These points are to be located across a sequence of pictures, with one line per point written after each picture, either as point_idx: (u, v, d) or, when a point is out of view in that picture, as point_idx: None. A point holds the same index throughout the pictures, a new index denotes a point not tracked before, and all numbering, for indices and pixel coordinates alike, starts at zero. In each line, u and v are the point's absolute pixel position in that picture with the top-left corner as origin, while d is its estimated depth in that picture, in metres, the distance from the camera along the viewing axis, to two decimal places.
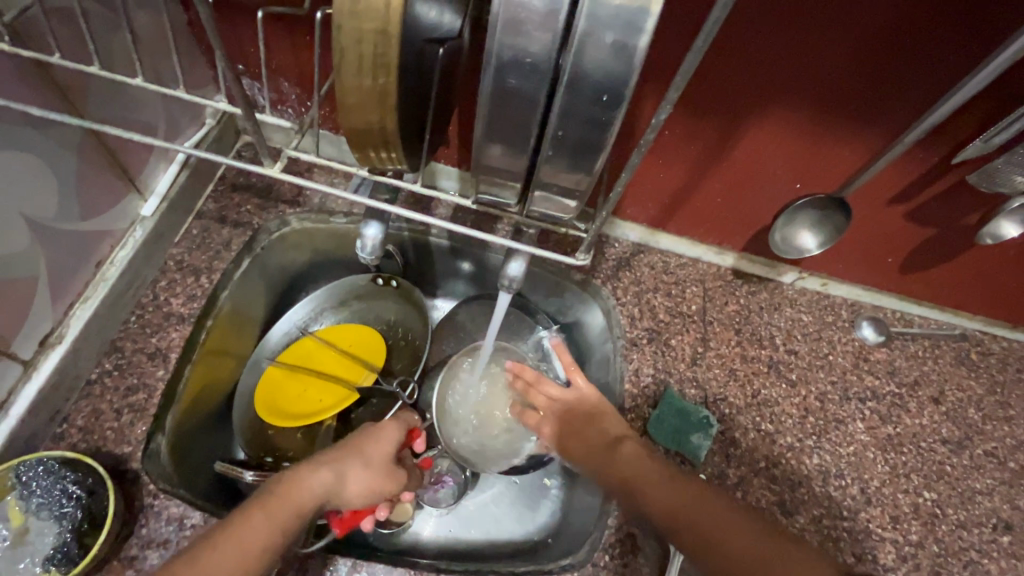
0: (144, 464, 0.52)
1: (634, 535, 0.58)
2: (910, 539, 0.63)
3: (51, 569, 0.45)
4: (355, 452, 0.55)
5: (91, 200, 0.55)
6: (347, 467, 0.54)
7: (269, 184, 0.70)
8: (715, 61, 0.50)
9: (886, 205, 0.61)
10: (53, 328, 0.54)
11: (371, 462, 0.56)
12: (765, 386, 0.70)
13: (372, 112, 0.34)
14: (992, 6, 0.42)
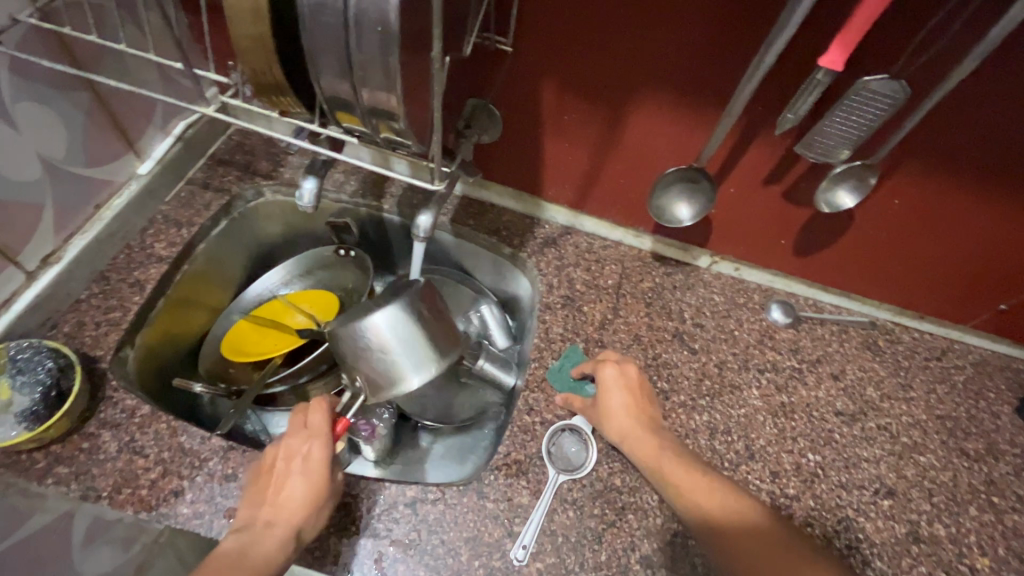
0: (110, 365, 0.64)
1: (520, 461, 0.65)
2: (787, 492, 0.68)
3: (24, 424, 0.57)
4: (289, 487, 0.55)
5: (95, 152, 0.69)
6: (295, 507, 0.53)
7: (249, 161, 0.84)
8: (587, 51, 0.62)
9: (763, 186, 0.70)
10: (54, 250, 0.67)
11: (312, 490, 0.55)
12: (666, 350, 0.78)
13: (261, 60, 0.42)
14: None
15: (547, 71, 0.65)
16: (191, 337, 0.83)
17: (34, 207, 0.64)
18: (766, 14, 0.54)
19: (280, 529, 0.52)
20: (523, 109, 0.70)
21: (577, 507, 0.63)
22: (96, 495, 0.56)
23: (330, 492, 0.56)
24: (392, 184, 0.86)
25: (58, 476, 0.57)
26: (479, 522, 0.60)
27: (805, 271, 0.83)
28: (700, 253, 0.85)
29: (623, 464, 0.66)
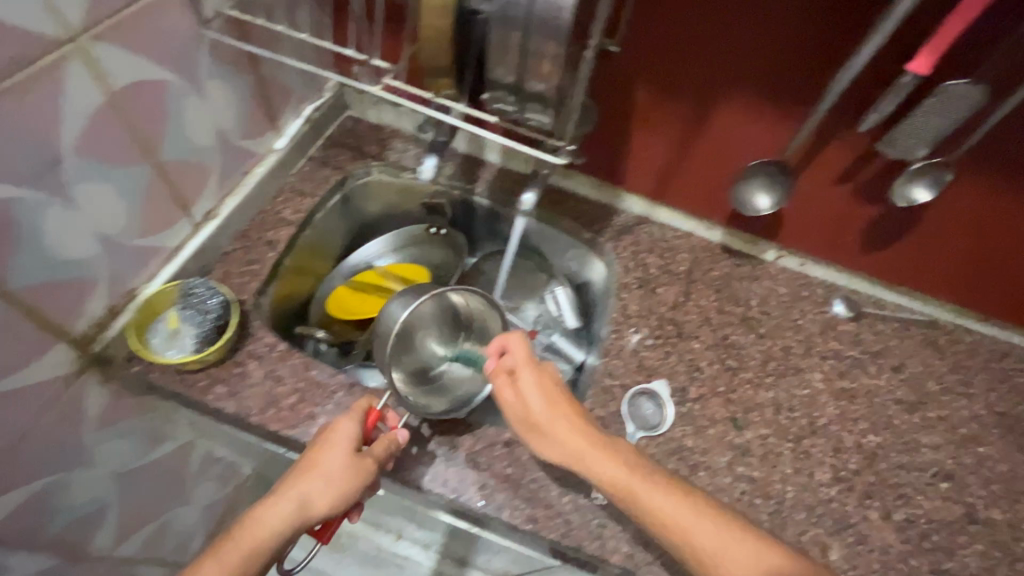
0: (253, 307, 0.75)
1: (602, 417, 0.72)
2: (849, 467, 0.73)
3: (199, 346, 0.68)
4: (312, 468, 0.59)
5: (250, 125, 0.78)
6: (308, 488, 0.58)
7: (360, 144, 0.94)
8: (682, 56, 0.69)
9: (837, 184, 0.75)
10: (213, 206, 0.76)
11: (330, 474, 0.59)
12: (734, 332, 0.83)
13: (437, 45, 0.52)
14: (868, 10, 0.59)
15: (643, 72, 0.73)
16: (297, 299, 0.89)
17: (204, 168, 0.71)
18: (852, 23, 0.61)
19: (288, 499, 0.57)
20: (617, 105, 0.78)
21: (654, 460, 0.69)
22: (247, 412, 0.67)
23: (350, 478, 0.59)
24: (483, 170, 0.96)
25: (216, 393, 0.67)
26: (567, 465, 0.68)
27: (869, 267, 0.87)
28: (768, 247, 0.90)
29: (694, 428, 0.73)
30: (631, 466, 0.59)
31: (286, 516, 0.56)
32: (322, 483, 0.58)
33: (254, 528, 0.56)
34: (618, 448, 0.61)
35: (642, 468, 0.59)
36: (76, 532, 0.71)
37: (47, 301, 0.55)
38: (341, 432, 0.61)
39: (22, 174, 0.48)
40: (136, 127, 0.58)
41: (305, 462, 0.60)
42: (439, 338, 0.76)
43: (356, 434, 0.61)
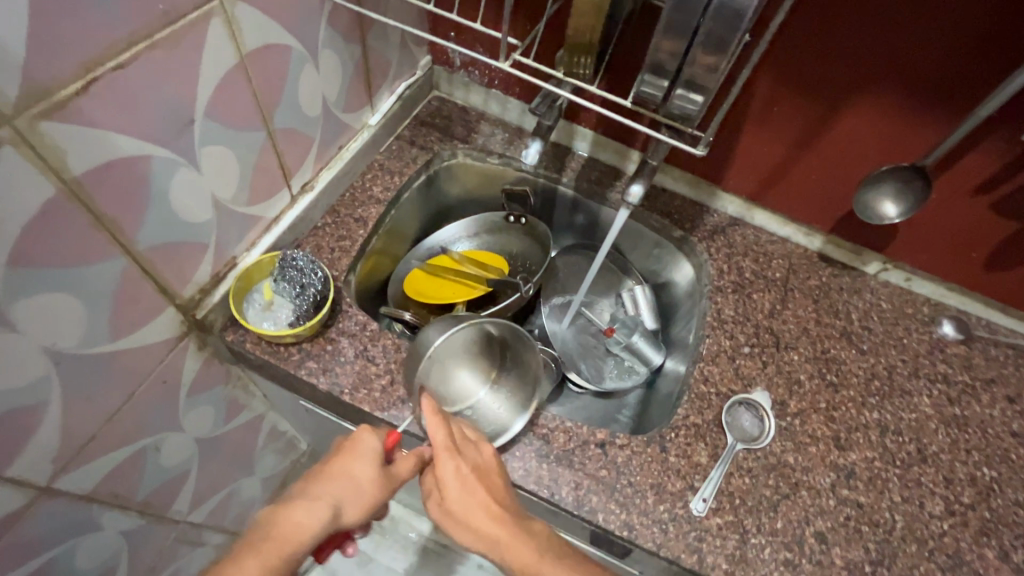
0: (343, 284, 0.74)
1: (697, 425, 0.70)
2: (962, 500, 0.68)
3: (296, 319, 0.67)
4: (342, 476, 0.58)
5: (352, 98, 0.76)
6: (341, 493, 0.57)
7: (448, 125, 0.92)
8: (821, 48, 0.65)
9: (971, 194, 0.70)
10: (310, 178, 0.75)
11: (359, 482, 0.58)
12: (834, 346, 0.78)
13: (590, 20, 0.52)
14: None
15: (773, 64, 0.68)
16: (377, 280, 0.88)
17: (308, 139, 0.70)
18: None
19: (321, 506, 0.55)
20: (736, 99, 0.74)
21: (753, 475, 0.66)
22: (340, 390, 0.66)
23: (383, 487, 0.59)
24: (570, 159, 0.91)
25: (308, 368, 0.66)
26: (662, 472, 0.66)
27: (987, 287, 0.79)
28: (872, 259, 0.84)
29: (795, 444, 0.69)
30: (530, 552, 0.54)
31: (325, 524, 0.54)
32: (353, 491, 0.57)
33: (282, 538, 0.52)
34: (530, 525, 0.56)
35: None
36: (162, 496, 0.71)
37: (162, 266, 0.54)
38: (368, 443, 0.59)
39: (161, 133, 0.47)
40: (258, 92, 0.57)
41: (329, 474, 0.57)
42: (470, 367, 0.73)
43: (382, 447, 0.60)
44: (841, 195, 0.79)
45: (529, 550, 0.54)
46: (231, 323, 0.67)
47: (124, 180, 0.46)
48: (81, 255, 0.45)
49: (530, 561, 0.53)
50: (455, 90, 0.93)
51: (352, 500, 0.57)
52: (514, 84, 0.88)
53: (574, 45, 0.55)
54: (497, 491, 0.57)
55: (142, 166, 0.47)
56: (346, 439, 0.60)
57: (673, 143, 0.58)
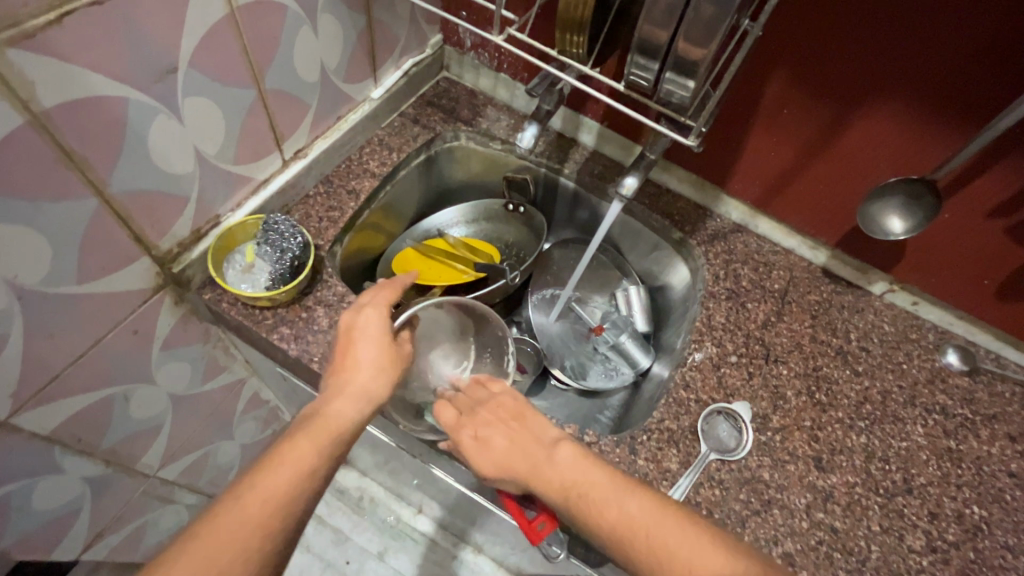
0: (326, 254, 0.73)
1: (672, 430, 0.67)
2: (946, 537, 0.64)
3: (272, 283, 0.66)
4: (360, 335, 0.57)
5: (352, 69, 0.75)
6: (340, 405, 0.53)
7: (453, 107, 0.90)
8: (835, 49, 0.62)
9: (986, 216, 0.66)
10: (304, 145, 0.74)
11: (365, 330, 0.57)
12: (827, 365, 0.75)
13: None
14: None
15: (784, 63, 0.66)
16: (369, 256, 0.86)
17: (303, 105, 0.70)
18: None
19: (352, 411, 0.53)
20: (742, 95, 0.71)
21: (724, 487, 0.64)
22: (309, 358, 0.66)
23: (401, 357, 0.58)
24: (575, 152, 0.88)
25: (281, 333, 0.67)
26: (628, 475, 0.64)
27: (999, 319, 0.75)
28: (878, 279, 0.80)
29: (773, 461, 0.66)
30: (583, 471, 0.51)
31: (379, 387, 0.55)
32: (369, 368, 0.55)
33: (334, 417, 0.52)
34: (555, 450, 0.53)
35: (595, 466, 0.51)
36: (130, 447, 0.72)
37: (138, 214, 0.55)
38: (382, 292, 0.60)
39: (137, 77, 0.48)
40: (249, 49, 0.58)
41: (382, 302, 0.59)
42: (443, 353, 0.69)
43: (381, 326, 0.58)
44: (849, 207, 0.75)
45: (564, 473, 0.51)
46: (210, 282, 0.67)
47: (95, 119, 0.47)
48: (48, 188, 0.46)
49: (563, 487, 0.51)
50: (464, 72, 0.91)
51: (377, 355, 0.56)
52: (523, 70, 0.85)
53: (566, 25, 0.55)
54: (537, 428, 0.57)
55: (117, 108, 0.48)
56: (350, 321, 0.57)
57: (665, 133, 0.57)
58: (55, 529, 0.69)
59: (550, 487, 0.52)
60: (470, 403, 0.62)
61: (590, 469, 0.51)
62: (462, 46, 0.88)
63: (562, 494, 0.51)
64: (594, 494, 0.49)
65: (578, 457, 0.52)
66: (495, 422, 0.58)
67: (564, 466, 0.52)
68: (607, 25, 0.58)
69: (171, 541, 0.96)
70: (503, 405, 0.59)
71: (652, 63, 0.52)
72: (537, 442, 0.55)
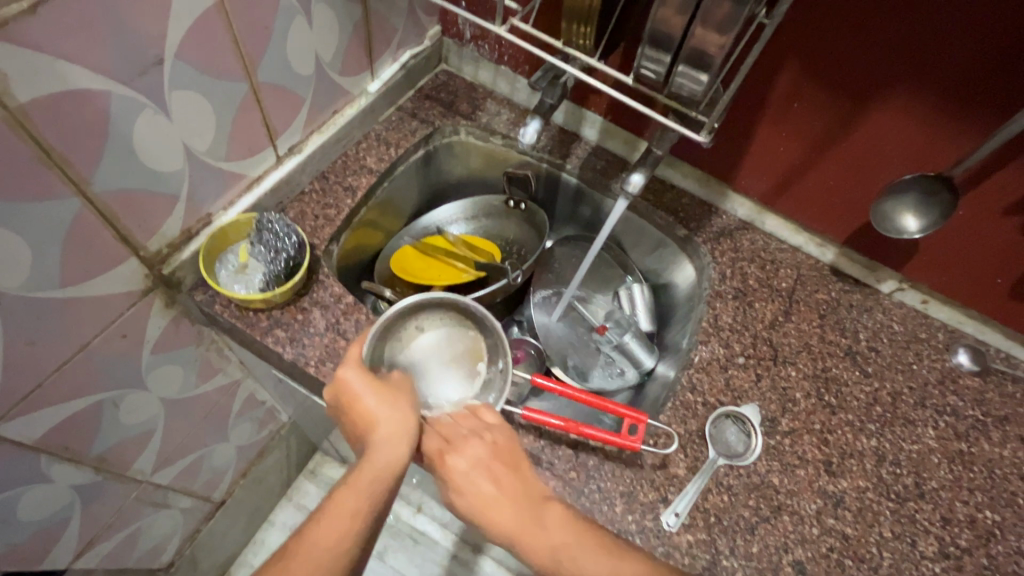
0: (322, 254, 0.71)
1: (679, 434, 0.66)
2: (958, 543, 0.63)
3: (268, 284, 0.65)
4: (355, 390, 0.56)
5: (348, 61, 0.72)
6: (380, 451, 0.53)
7: (452, 101, 0.87)
8: (849, 41, 0.60)
9: (1003, 213, 0.64)
10: (299, 141, 0.72)
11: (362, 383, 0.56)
12: (836, 366, 0.73)
13: None
14: None
15: (795, 56, 0.64)
16: (366, 255, 0.84)
17: (297, 99, 0.67)
18: None
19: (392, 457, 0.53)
20: (751, 89, 0.69)
21: (732, 493, 0.63)
22: (305, 362, 0.64)
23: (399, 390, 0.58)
24: (578, 147, 0.85)
25: (276, 336, 0.65)
26: (635, 481, 0.63)
27: (1012, 317, 0.73)
28: (888, 277, 0.78)
29: (782, 466, 0.65)
30: (573, 533, 0.50)
31: (400, 409, 0.55)
32: (385, 414, 0.55)
33: (380, 461, 0.52)
34: (544, 512, 0.52)
35: (584, 527, 0.51)
36: (122, 453, 0.70)
37: (124, 213, 0.53)
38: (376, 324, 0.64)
39: (120, 69, 0.46)
40: (239, 40, 0.55)
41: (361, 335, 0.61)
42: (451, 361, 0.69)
43: (367, 374, 0.57)
44: (860, 203, 0.73)
45: (552, 538, 0.50)
46: (202, 283, 0.65)
47: (76, 115, 0.45)
48: (28, 187, 0.44)
49: (557, 552, 0.49)
50: (464, 64, 0.88)
51: (380, 393, 0.56)
52: (525, 62, 0.82)
53: (572, 15, 0.52)
54: (528, 476, 0.55)
55: (100, 102, 0.46)
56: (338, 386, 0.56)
57: (674, 128, 0.56)
58: (47, 537, 0.68)
59: (537, 546, 0.50)
60: (454, 433, 0.58)
61: (573, 535, 0.50)
62: (462, 38, 0.85)
63: (550, 552, 0.49)
64: (578, 553, 0.49)
65: (566, 519, 0.51)
66: (491, 463, 0.55)
67: (552, 527, 0.51)
68: (616, 15, 0.55)
69: (167, 545, 0.95)
70: (494, 446, 0.56)
71: (666, 54, 0.50)
72: (526, 496, 0.53)
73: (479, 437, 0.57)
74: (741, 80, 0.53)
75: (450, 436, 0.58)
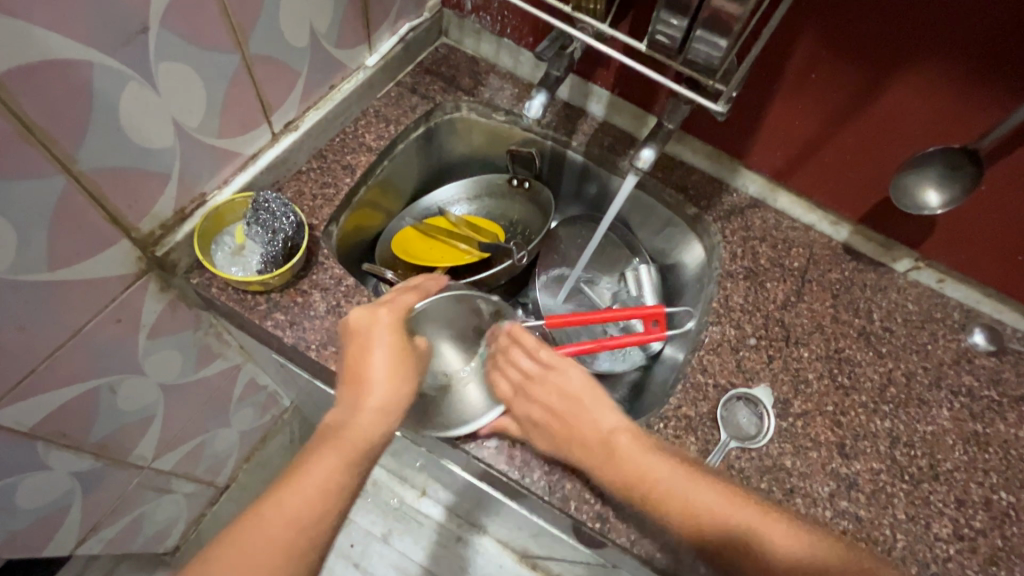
0: (321, 235, 0.68)
1: (690, 417, 0.65)
2: (972, 524, 0.62)
3: (265, 266, 0.62)
4: (365, 346, 0.56)
5: (345, 32, 0.69)
6: (364, 420, 0.54)
7: (453, 75, 0.83)
8: (871, 7, 0.57)
9: None
10: (295, 117, 0.69)
11: (372, 344, 0.56)
12: (850, 347, 0.71)
13: None
14: None
15: (814, 23, 0.61)
16: (367, 236, 0.82)
17: (293, 72, 0.64)
18: None
19: (381, 422, 0.54)
20: (767, 59, 0.66)
21: (745, 476, 0.62)
22: (306, 346, 0.62)
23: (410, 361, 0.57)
24: (583, 122, 0.82)
25: (276, 320, 0.63)
26: None
27: None
28: (904, 255, 0.75)
29: (795, 448, 0.64)
30: (671, 467, 0.55)
31: (400, 393, 0.55)
32: (381, 382, 0.55)
33: (361, 430, 0.53)
34: (614, 445, 0.57)
35: (654, 456, 0.56)
36: (122, 439, 0.69)
37: (113, 193, 0.50)
38: (399, 301, 0.59)
39: (101, 38, 0.43)
40: (229, 8, 0.52)
41: (398, 310, 0.58)
42: (454, 340, 0.67)
43: (384, 336, 0.56)
44: (877, 179, 0.71)
45: (627, 467, 0.55)
46: (198, 266, 0.63)
47: (56, 86, 0.42)
48: (9, 165, 0.42)
49: (630, 478, 0.55)
50: (465, 37, 0.85)
51: (385, 361, 0.56)
52: (528, 34, 0.79)
53: None
54: (593, 416, 0.60)
55: (82, 73, 0.43)
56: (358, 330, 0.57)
57: (690, 99, 0.53)
58: (49, 523, 0.67)
59: (609, 471, 0.56)
60: (519, 377, 0.63)
61: (657, 459, 0.56)
62: (463, 9, 0.81)
63: (627, 481, 0.55)
64: (665, 484, 0.54)
65: (638, 447, 0.56)
66: (540, 378, 0.62)
67: (631, 455, 0.56)
68: None
69: (171, 530, 0.95)
70: (562, 385, 0.62)
71: (682, 18, 0.49)
72: (595, 435, 0.58)
73: (559, 367, 0.62)
74: (761, 47, 0.51)
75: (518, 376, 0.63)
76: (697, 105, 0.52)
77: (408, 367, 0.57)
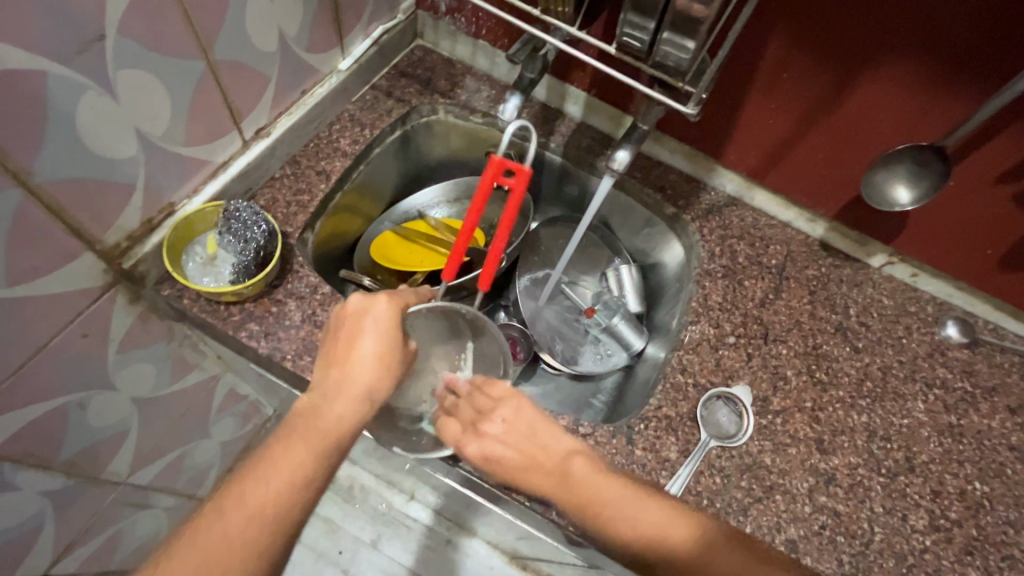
0: (296, 244, 0.68)
1: (670, 417, 0.65)
2: (948, 515, 0.63)
3: (237, 277, 0.61)
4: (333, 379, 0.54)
5: (316, 37, 0.68)
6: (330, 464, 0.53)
7: (429, 78, 0.83)
8: (841, 7, 0.57)
9: (994, 182, 0.63)
10: (266, 124, 0.68)
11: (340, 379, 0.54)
12: (827, 343, 0.72)
13: None
14: None
15: (785, 22, 0.61)
16: (342, 243, 0.80)
17: (261, 78, 0.63)
18: None
19: (346, 461, 0.53)
20: (740, 58, 0.66)
21: (725, 474, 0.62)
22: (281, 356, 0.62)
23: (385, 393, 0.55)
24: (561, 123, 0.82)
25: (250, 331, 0.62)
26: (627, 466, 0.62)
27: (1002, 288, 0.72)
28: (878, 251, 0.76)
29: (774, 445, 0.65)
30: (599, 481, 0.52)
31: (373, 423, 0.54)
32: (351, 420, 0.53)
33: (319, 471, 0.52)
34: (568, 466, 0.53)
35: (604, 475, 0.52)
36: (95, 455, 0.67)
37: (74, 205, 0.49)
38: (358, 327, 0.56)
39: (55, 46, 0.42)
40: (191, 14, 0.51)
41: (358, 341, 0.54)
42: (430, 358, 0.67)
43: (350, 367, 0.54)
44: (851, 175, 0.71)
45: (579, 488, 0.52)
46: (169, 277, 0.62)
47: (8, 98, 0.41)
48: None
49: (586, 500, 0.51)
50: (440, 39, 0.84)
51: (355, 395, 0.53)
52: (503, 35, 0.78)
53: None
54: (548, 438, 0.55)
55: (36, 83, 0.42)
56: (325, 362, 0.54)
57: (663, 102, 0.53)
58: (21, 544, 0.66)
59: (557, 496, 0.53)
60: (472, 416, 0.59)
61: (606, 482, 0.51)
62: (437, 11, 0.81)
63: (580, 504, 0.51)
64: (611, 509, 0.50)
65: (592, 471, 0.52)
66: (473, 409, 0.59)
67: (580, 480, 0.52)
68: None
69: (151, 545, 0.93)
70: (510, 421, 0.56)
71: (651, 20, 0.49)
72: (549, 457, 0.54)
73: (491, 418, 0.57)
74: (729, 48, 0.51)
75: (472, 417, 0.58)
76: (669, 107, 0.52)
77: (385, 398, 0.55)
